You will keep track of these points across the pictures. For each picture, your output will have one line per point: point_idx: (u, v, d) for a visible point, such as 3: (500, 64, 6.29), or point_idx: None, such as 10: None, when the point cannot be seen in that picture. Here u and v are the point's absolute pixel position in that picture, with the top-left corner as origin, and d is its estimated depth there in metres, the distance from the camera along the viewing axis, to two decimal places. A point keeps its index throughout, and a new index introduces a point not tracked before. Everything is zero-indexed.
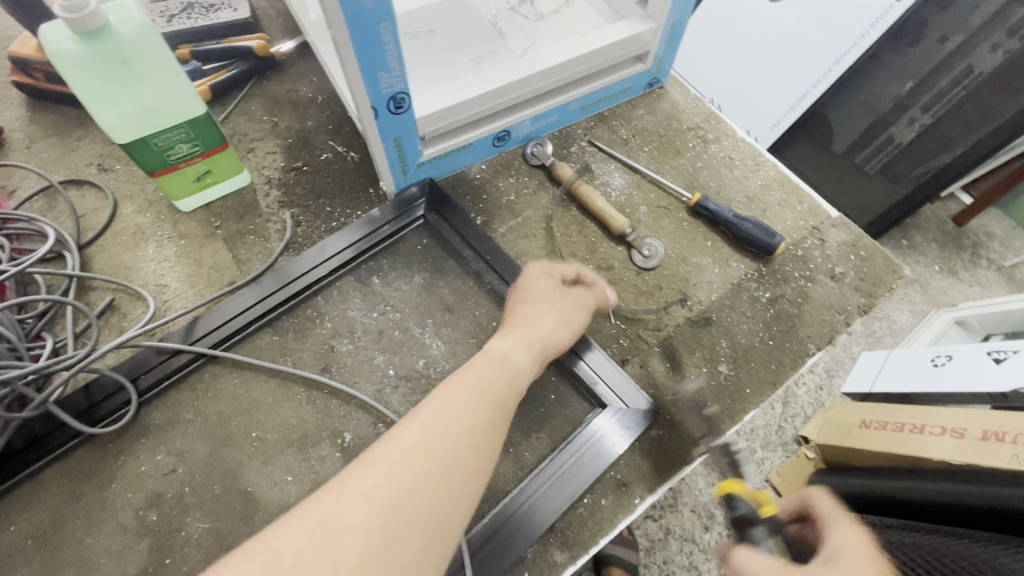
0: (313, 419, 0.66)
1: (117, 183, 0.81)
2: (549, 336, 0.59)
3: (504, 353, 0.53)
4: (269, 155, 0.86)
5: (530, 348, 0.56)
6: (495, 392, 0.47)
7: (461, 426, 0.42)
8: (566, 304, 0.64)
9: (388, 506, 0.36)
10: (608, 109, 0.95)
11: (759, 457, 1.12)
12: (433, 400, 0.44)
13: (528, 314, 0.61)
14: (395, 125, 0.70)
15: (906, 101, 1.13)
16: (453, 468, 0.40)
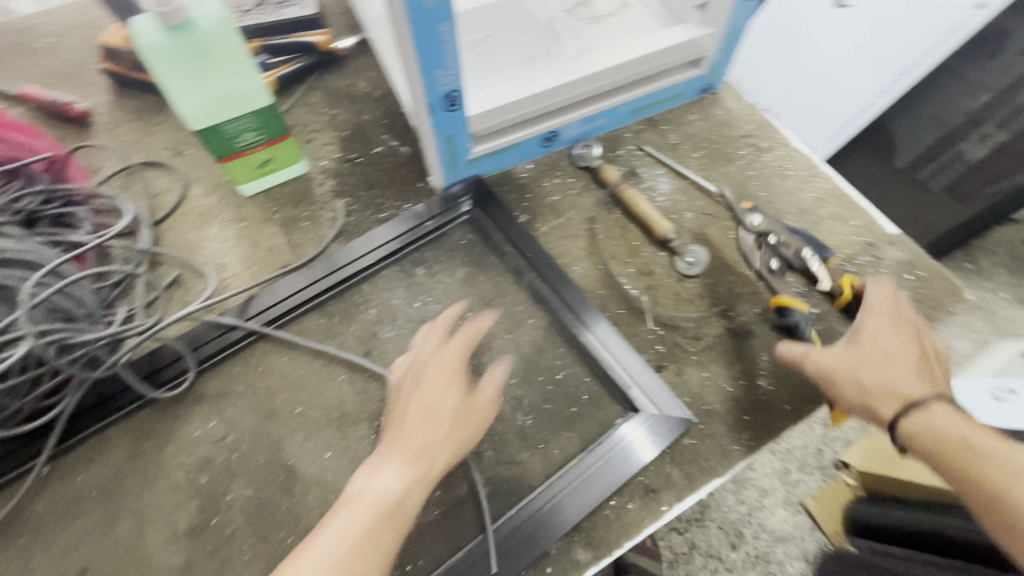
0: (352, 400, 0.69)
1: (188, 166, 0.87)
2: (440, 442, 0.53)
3: (379, 490, 0.48)
4: (326, 146, 0.90)
5: (417, 467, 0.51)
6: (386, 523, 0.47)
7: (343, 560, 0.44)
8: (456, 413, 0.55)
9: None
10: (658, 113, 0.95)
11: (794, 479, 1.14)
12: (318, 540, 0.45)
13: (404, 413, 0.55)
14: (448, 121, 0.72)
15: (980, 116, 1.07)
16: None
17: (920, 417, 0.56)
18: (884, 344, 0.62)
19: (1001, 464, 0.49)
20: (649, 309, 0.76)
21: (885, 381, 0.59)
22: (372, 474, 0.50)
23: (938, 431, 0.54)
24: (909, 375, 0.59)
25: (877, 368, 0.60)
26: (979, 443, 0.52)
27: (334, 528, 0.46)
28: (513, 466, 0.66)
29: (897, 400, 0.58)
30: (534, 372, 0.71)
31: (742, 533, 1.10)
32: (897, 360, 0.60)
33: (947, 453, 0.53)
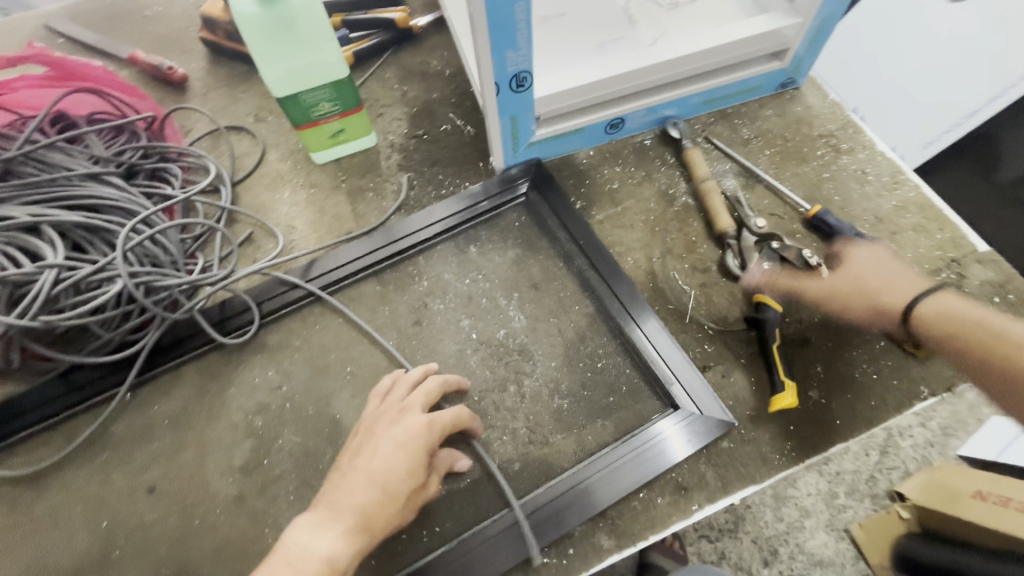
0: (399, 365, 0.72)
1: (268, 132, 0.93)
2: (397, 481, 0.54)
3: (321, 556, 0.49)
4: (395, 121, 0.93)
5: (360, 539, 0.51)
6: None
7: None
8: (416, 471, 0.56)
9: None
10: (732, 107, 0.91)
11: (839, 504, 0.99)
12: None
13: (378, 450, 0.56)
14: (514, 102, 0.73)
15: None
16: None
17: (929, 311, 0.62)
18: (882, 266, 0.67)
19: (1001, 334, 0.57)
20: (698, 307, 0.74)
21: (888, 290, 0.65)
22: (313, 531, 0.51)
23: (950, 313, 0.61)
24: (908, 283, 0.65)
25: (887, 292, 0.65)
26: (985, 322, 0.59)
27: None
28: (546, 446, 0.67)
29: (914, 312, 0.63)
30: (576, 357, 0.72)
31: (777, 551, 1.03)
32: (897, 272, 0.66)
33: (965, 339, 0.59)
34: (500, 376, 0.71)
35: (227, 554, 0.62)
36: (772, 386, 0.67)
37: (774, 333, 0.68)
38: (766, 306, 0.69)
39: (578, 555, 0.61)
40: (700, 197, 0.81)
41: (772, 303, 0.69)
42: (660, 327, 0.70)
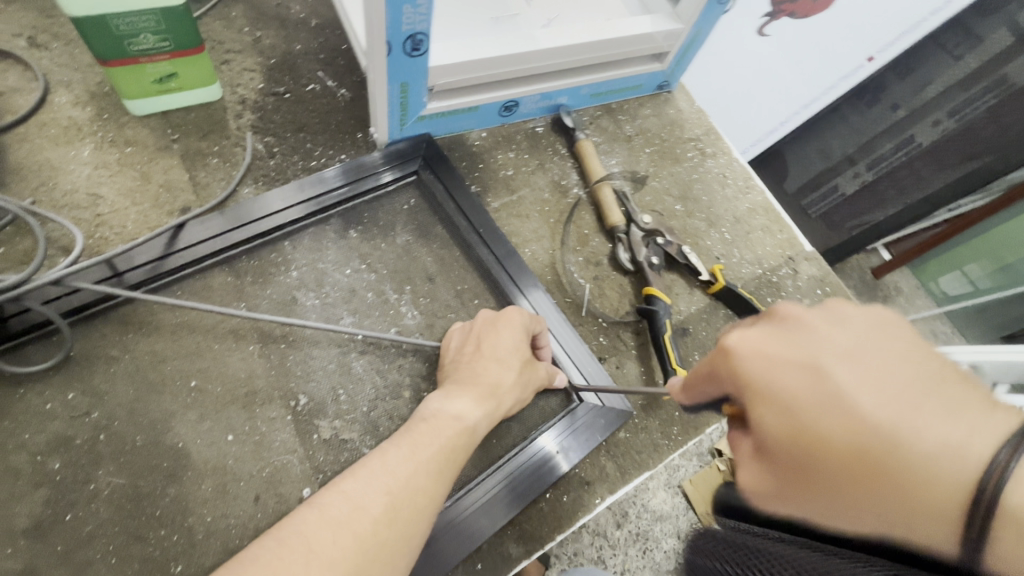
0: (264, 375, 0.59)
1: (51, 64, 0.69)
2: (509, 352, 0.58)
3: (456, 414, 0.52)
4: (245, 72, 0.76)
5: (488, 406, 0.55)
6: (446, 462, 0.49)
7: (405, 480, 0.45)
8: (525, 353, 0.59)
9: (391, 498, 0.43)
10: (616, 102, 0.93)
11: (675, 465, 1.14)
12: (390, 457, 0.46)
13: (493, 332, 0.60)
14: (405, 68, 0.63)
15: (854, 156, 1.23)
16: (385, 531, 0.42)
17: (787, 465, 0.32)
18: (784, 423, 0.30)
19: (920, 455, 0.26)
20: (591, 300, 0.75)
21: (765, 407, 0.31)
22: (444, 400, 0.54)
23: (820, 445, 0.29)
24: (783, 362, 0.31)
25: (790, 452, 0.30)
26: (861, 405, 0.29)
27: (399, 444, 0.48)
28: None
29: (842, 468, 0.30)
30: None
31: (626, 513, 1.10)
32: (771, 360, 0.31)
33: (874, 500, 0.27)
34: (392, 381, 0.63)
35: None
36: (664, 373, 0.69)
37: (665, 324, 0.71)
38: (658, 299, 0.72)
39: (486, 569, 0.58)
40: (595, 199, 0.80)
41: (663, 295, 0.73)
42: (543, 292, 0.69)
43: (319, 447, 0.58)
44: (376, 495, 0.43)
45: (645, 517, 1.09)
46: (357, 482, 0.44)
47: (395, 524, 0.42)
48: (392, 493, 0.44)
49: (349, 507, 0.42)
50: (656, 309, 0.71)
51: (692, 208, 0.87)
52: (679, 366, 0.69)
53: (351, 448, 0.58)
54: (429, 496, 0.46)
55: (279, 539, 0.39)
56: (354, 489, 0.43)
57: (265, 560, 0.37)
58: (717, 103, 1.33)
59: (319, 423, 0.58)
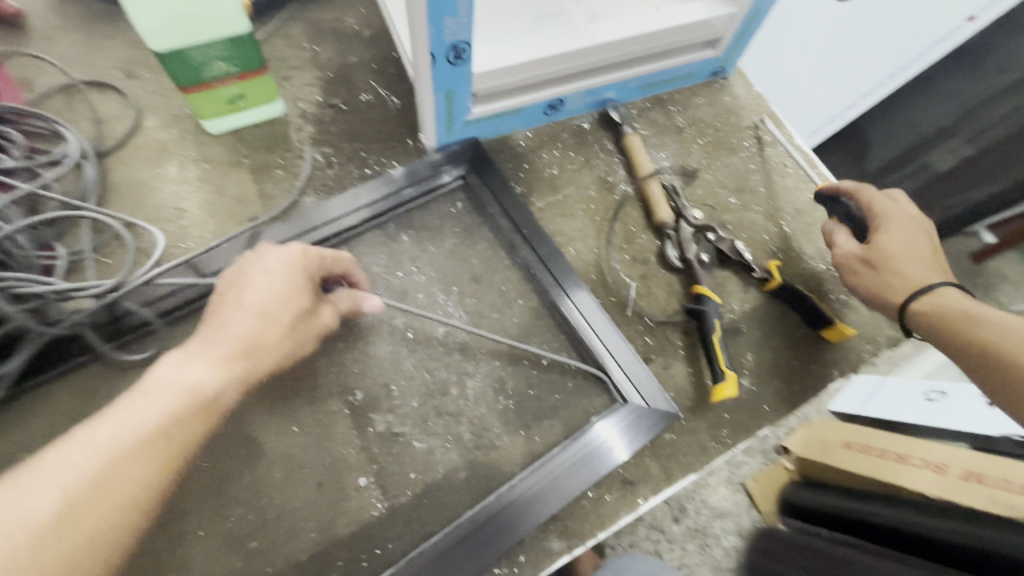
0: (325, 371, 0.65)
1: (142, 91, 0.77)
2: (275, 306, 0.55)
3: (191, 383, 0.48)
4: (306, 87, 0.81)
5: (232, 370, 0.51)
6: (147, 444, 0.44)
7: (94, 466, 0.42)
8: (301, 302, 0.56)
9: (68, 497, 0.40)
10: (667, 92, 0.90)
11: (738, 461, 1.11)
12: (95, 436, 0.43)
13: (250, 279, 0.55)
14: (450, 77, 0.65)
15: (950, 129, 1.11)
16: (54, 535, 0.39)
17: (942, 309, 0.55)
18: None
19: None
20: (637, 300, 0.74)
21: None
22: (181, 363, 0.50)
23: None
24: None
25: None
26: None
27: (118, 421, 0.44)
28: (493, 451, 0.63)
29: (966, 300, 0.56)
30: (520, 355, 0.68)
31: (685, 507, 1.09)
32: None
33: None
34: (440, 378, 0.66)
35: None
36: (712, 374, 0.67)
37: (715, 324, 0.69)
38: (707, 298, 0.70)
39: (530, 561, 0.60)
40: (643, 196, 0.79)
41: (713, 294, 0.71)
42: (587, 293, 0.69)
43: (374, 439, 0.62)
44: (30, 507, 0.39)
45: (704, 512, 1.08)
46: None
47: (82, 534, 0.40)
48: (46, 495, 0.40)
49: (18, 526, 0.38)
50: (705, 308, 0.70)
51: (747, 200, 0.83)
52: (729, 369, 0.67)
53: (403, 441, 0.62)
54: (139, 486, 0.43)
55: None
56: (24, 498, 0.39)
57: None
58: (788, 79, 1.28)
59: (374, 417, 0.63)
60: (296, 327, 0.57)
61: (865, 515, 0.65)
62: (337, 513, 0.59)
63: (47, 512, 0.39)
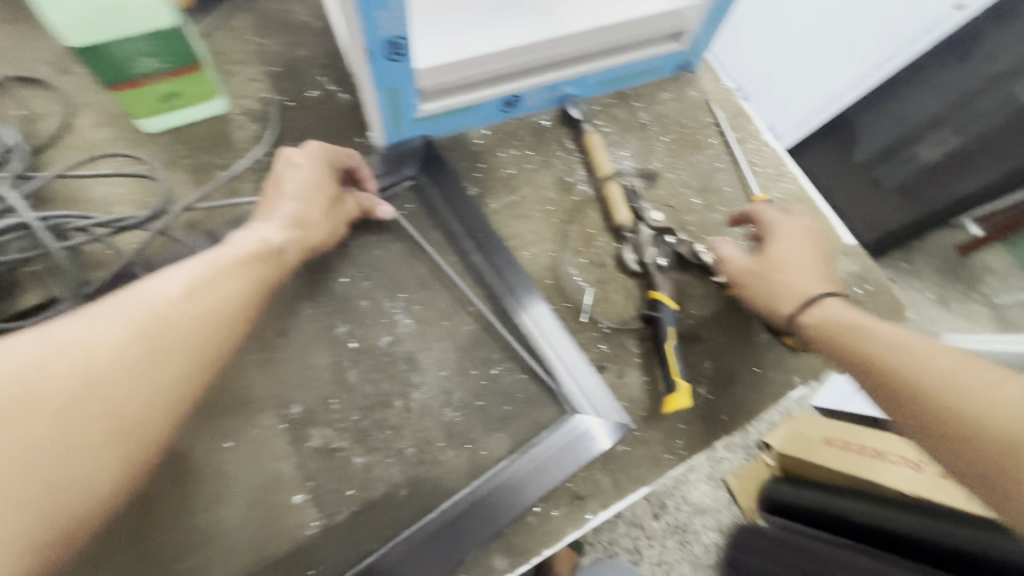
0: (261, 384, 0.62)
1: (75, 88, 0.74)
2: (309, 189, 0.62)
3: (262, 238, 0.58)
4: (250, 82, 0.78)
5: (295, 234, 0.61)
6: (229, 293, 0.51)
7: (181, 316, 0.47)
8: (330, 192, 0.64)
9: (147, 340, 0.45)
10: (632, 87, 0.86)
11: (718, 456, 1.10)
12: (166, 292, 0.48)
13: (290, 170, 0.62)
14: (390, 73, 0.62)
15: (941, 118, 1.10)
16: (152, 364, 0.45)
17: (827, 317, 0.59)
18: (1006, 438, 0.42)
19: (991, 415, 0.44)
20: (593, 306, 0.71)
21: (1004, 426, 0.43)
22: (250, 231, 0.58)
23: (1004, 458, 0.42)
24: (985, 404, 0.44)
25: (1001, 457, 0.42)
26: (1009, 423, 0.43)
27: (192, 268, 0.51)
28: (436, 465, 0.61)
29: (847, 308, 0.60)
30: (467, 365, 0.66)
31: (664, 504, 1.08)
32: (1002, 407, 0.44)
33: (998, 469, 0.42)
34: (384, 390, 0.63)
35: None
36: (666, 383, 0.66)
37: (669, 332, 0.67)
38: (662, 303, 0.68)
39: None
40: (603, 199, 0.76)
41: (668, 298, 0.68)
42: (546, 308, 0.67)
43: (311, 454, 0.60)
44: (114, 331, 0.44)
45: (682, 510, 1.07)
46: (78, 319, 0.44)
47: (164, 349, 0.45)
48: (128, 320, 0.45)
49: (89, 339, 0.43)
50: (659, 314, 0.68)
51: (712, 201, 0.81)
52: (683, 378, 0.65)
53: (342, 456, 0.60)
54: (212, 318, 0.49)
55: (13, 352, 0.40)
56: (94, 320, 0.44)
57: (51, 386, 0.39)
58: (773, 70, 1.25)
59: (312, 432, 0.60)
60: (332, 222, 0.65)
61: (842, 514, 0.71)
62: (269, 532, 0.56)
63: (123, 328, 0.44)
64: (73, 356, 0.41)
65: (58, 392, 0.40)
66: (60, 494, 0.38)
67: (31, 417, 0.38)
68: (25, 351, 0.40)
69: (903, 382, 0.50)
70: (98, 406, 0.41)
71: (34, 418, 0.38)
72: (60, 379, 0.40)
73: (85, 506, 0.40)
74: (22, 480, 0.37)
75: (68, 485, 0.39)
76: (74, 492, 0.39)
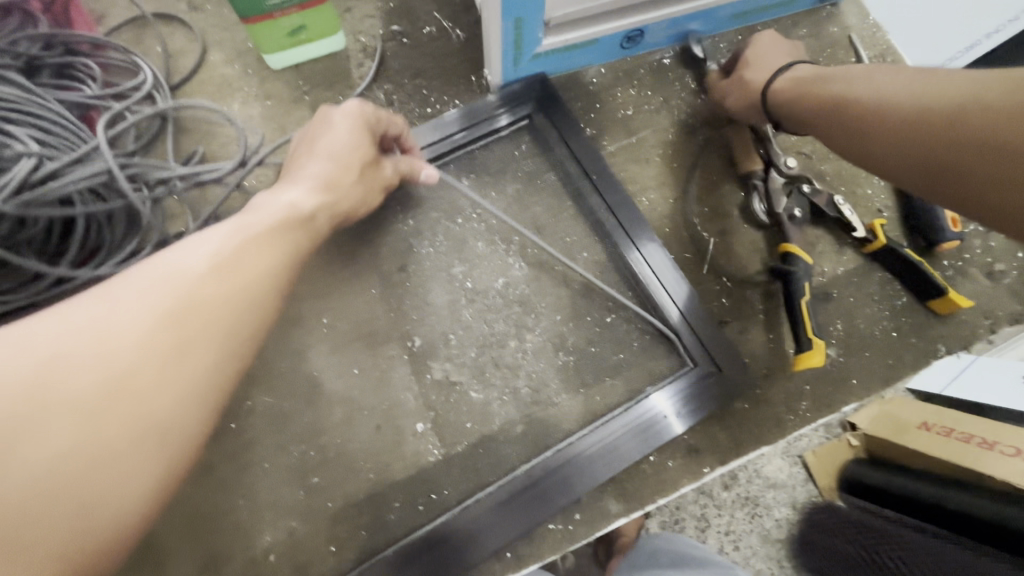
0: (384, 317, 0.64)
1: (206, 24, 0.76)
2: (348, 150, 0.54)
3: (290, 202, 0.48)
4: (366, 18, 0.77)
5: (327, 196, 0.51)
6: (295, 255, 0.46)
7: (154, 314, 0.35)
8: (368, 156, 0.56)
9: (165, 317, 0.35)
10: (763, 23, 0.79)
11: None
12: (111, 297, 0.35)
13: (322, 133, 0.55)
14: (521, 2, 0.59)
15: None
16: (116, 384, 0.32)
17: (800, 82, 0.57)
18: (941, 101, 0.40)
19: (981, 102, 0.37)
20: (713, 257, 0.68)
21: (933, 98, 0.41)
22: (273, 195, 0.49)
23: (936, 87, 0.42)
24: (947, 80, 0.42)
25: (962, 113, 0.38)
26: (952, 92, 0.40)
27: (218, 238, 0.41)
28: (551, 406, 0.61)
29: (872, 86, 0.47)
30: (582, 311, 0.65)
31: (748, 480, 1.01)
32: (934, 77, 0.43)
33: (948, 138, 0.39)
34: (499, 330, 0.64)
35: (215, 485, 0.59)
36: (796, 342, 0.61)
37: (802, 290, 0.62)
38: (797, 258, 0.63)
39: (585, 519, 0.59)
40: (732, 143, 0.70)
41: (805, 256, 0.63)
42: (659, 247, 0.65)
43: (431, 387, 0.62)
44: (139, 312, 0.34)
45: None
46: (95, 303, 0.34)
47: (194, 338, 0.36)
48: (154, 298, 0.35)
49: (110, 323, 0.33)
50: (793, 270, 0.63)
51: None
52: (816, 336, 0.60)
53: (460, 391, 0.61)
54: (248, 295, 0.40)
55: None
56: (120, 301, 0.35)
57: (71, 382, 0.31)
58: None
59: (431, 366, 0.62)
60: (372, 170, 0.58)
61: None
62: (395, 456, 0.60)
63: (149, 309, 0.35)
64: (98, 344, 0.32)
65: (73, 393, 0.31)
66: (89, 508, 0.30)
67: (58, 418, 0.30)
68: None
69: (968, 142, 0.37)
70: (123, 409, 0.32)
71: (47, 429, 0.30)
72: (75, 377, 0.31)
73: (113, 532, 0.31)
74: (38, 476, 0.29)
75: (106, 502, 0.31)
76: (98, 512, 0.30)
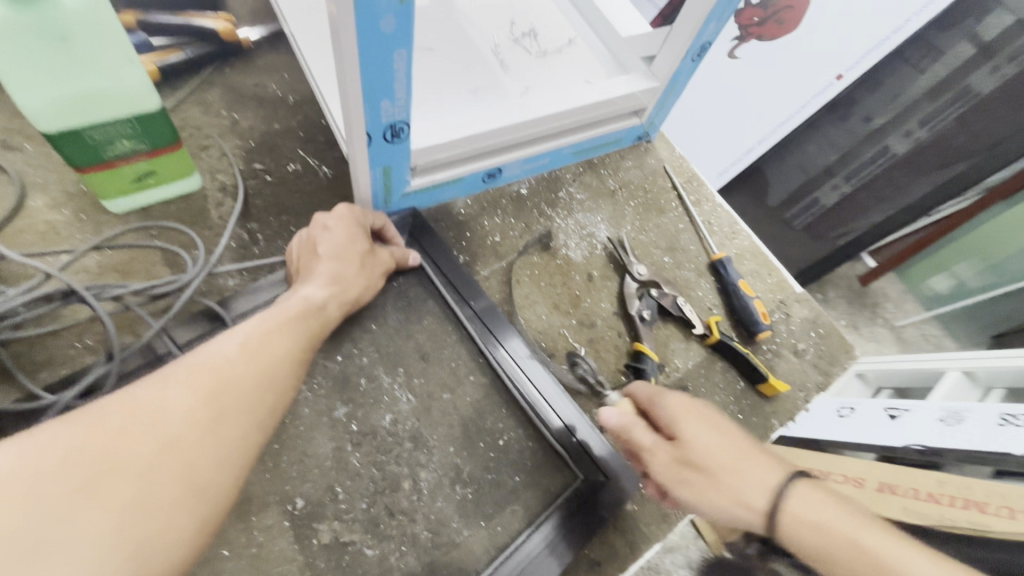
0: (258, 480, 0.58)
1: (28, 167, 0.69)
2: (344, 245, 0.63)
3: (303, 296, 0.57)
4: (224, 156, 0.76)
5: (335, 289, 0.60)
6: (294, 325, 0.52)
7: (215, 383, 0.42)
8: (364, 246, 0.64)
9: (211, 395, 0.42)
10: (598, 156, 0.93)
11: None
12: (171, 387, 0.40)
13: (325, 232, 0.63)
14: (387, 153, 0.63)
15: (833, 168, 1.25)
16: (197, 437, 0.39)
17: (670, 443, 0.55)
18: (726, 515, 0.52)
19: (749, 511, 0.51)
20: (586, 366, 0.74)
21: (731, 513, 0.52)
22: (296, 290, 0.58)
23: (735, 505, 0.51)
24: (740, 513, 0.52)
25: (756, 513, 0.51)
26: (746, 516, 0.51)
27: (244, 328, 0.48)
28: (453, 547, 0.59)
29: (821, 494, 0.50)
30: (475, 438, 0.65)
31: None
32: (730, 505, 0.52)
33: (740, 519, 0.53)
34: (391, 474, 0.61)
35: None
36: None
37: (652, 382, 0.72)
38: (646, 356, 0.73)
39: None
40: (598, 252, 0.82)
41: (650, 352, 0.74)
42: (535, 359, 0.69)
43: (320, 552, 0.56)
44: (184, 393, 0.41)
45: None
46: (149, 385, 0.40)
47: (227, 408, 0.42)
48: (195, 380, 0.42)
49: (164, 404, 0.39)
50: (644, 365, 0.73)
51: (680, 259, 0.87)
52: None
53: (353, 550, 0.57)
54: (271, 376, 0.46)
55: (62, 438, 0.34)
56: (173, 381, 0.41)
57: (133, 449, 0.36)
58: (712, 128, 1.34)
59: (318, 528, 0.57)
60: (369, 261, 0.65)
61: None
62: None
63: (194, 391, 0.41)
64: (153, 420, 0.38)
65: (140, 456, 0.36)
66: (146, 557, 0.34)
67: (124, 483, 0.35)
68: (66, 443, 0.34)
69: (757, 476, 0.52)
70: (176, 468, 0.38)
71: (120, 483, 0.35)
72: (140, 446, 0.37)
73: (170, 565, 0.35)
74: (103, 529, 0.33)
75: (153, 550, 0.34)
76: (156, 548, 0.35)
